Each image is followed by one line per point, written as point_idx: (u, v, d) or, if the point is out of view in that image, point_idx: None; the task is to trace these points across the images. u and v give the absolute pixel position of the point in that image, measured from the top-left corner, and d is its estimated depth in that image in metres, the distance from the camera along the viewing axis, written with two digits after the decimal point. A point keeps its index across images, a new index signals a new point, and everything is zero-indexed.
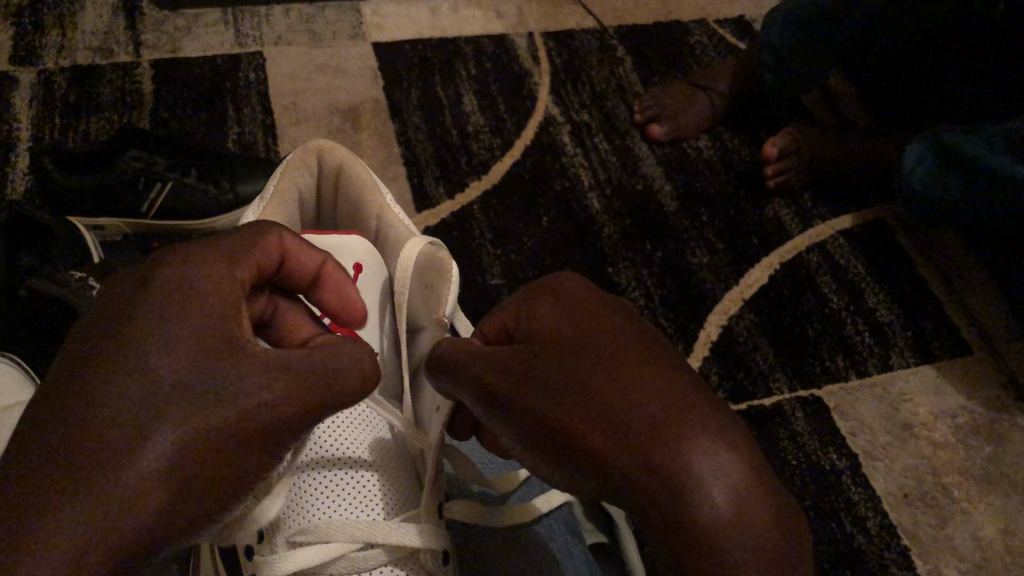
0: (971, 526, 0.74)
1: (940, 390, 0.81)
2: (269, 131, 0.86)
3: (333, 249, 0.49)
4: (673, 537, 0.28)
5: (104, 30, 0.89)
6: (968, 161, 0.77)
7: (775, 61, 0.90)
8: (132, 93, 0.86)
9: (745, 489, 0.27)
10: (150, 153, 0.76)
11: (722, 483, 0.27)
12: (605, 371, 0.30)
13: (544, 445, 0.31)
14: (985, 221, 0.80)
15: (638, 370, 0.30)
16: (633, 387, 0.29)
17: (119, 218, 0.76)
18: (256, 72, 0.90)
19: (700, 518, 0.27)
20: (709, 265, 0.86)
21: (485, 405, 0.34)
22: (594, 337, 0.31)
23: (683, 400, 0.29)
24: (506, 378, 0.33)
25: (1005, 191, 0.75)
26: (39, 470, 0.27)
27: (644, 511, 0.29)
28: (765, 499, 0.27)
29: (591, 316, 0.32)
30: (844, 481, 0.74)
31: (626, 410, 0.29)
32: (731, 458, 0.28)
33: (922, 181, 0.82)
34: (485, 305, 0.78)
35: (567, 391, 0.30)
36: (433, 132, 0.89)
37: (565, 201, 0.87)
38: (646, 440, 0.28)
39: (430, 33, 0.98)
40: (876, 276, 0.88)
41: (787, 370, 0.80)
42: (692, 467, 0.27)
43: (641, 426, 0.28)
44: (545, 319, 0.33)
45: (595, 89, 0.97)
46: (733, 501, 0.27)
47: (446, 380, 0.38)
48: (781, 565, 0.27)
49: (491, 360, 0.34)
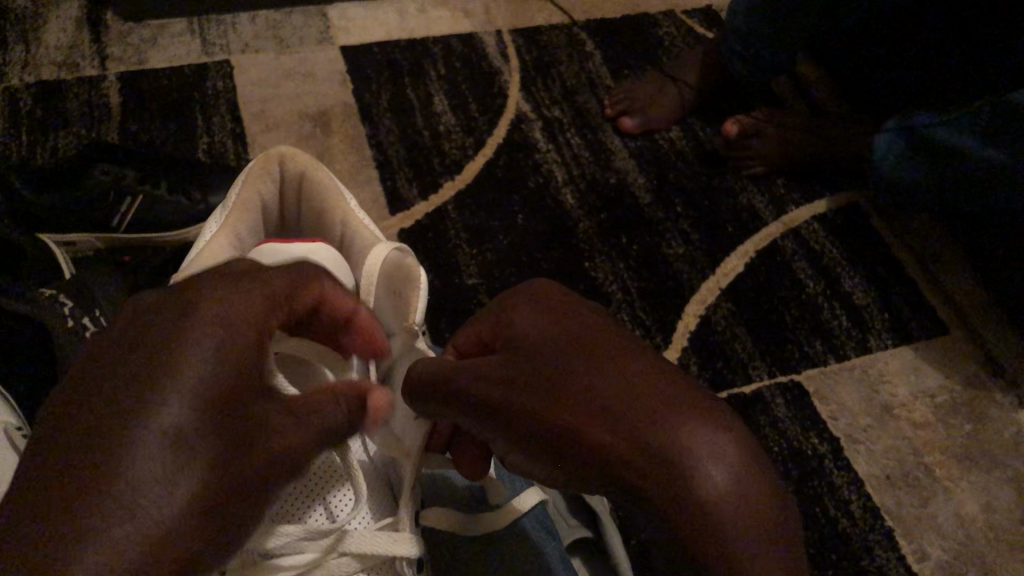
0: (953, 504, 0.74)
1: (919, 371, 0.81)
2: (239, 139, 0.85)
3: (296, 258, 0.48)
4: (672, 522, 0.25)
5: (69, 44, 0.89)
6: (937, 146, 0.77)
7: (742, 49, 0.90)
8: (100, 106, 0.85)
9: (743, 470, 0.25)
10: (119, 166, 0.75)
11: (716, 459, 0.25)
12: (587, 361, 0.28)
13: (528, 446, 0.29)
14: (956, 206, 0.81)
15: (621, 360, 0.28)
16: (617, 372, 0.27)
17: (92, 232, 0.73)
18: (223, 80, 0.89)
19: (697, 495, 0.24)
20: (685, 256, 0.86)
21: (468, 411, 0.32)
22: (576, 334, 0.29)
23: (668, 383, 0.27)
24: (489, 379, 0.31)
25: (975, 174, 0.75)
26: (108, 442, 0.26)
27: (639, 502, 0.26)
28: (763, 482, 0.25)
29: (574, 317, 0.31)
30: (826, 465, 0.75)
31: (611, 391, 0.27)
32: (725, 438, 0.25)
33: (897, 167, 0.82)
34: (463, 306, 0.78)
35: (549, 380, 0.28)
36: (404, 134, 0.89)
37: (540, 197, 0.87)
38: (634, 417, 0.26)
39: (398, 35, 0.98)
40: (852, 260, 0.88)
41: (766, 357, 0.80)
42: (680, 439, 0.25)
43: (627, 404, 0.26)
44: (524, 324, 0.32)
45: (566, 84, 0.97)
46: (732, 482, 0.24)
47: (424, 396, 0.35)
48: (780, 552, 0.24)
49: (469, 369, 0.32)
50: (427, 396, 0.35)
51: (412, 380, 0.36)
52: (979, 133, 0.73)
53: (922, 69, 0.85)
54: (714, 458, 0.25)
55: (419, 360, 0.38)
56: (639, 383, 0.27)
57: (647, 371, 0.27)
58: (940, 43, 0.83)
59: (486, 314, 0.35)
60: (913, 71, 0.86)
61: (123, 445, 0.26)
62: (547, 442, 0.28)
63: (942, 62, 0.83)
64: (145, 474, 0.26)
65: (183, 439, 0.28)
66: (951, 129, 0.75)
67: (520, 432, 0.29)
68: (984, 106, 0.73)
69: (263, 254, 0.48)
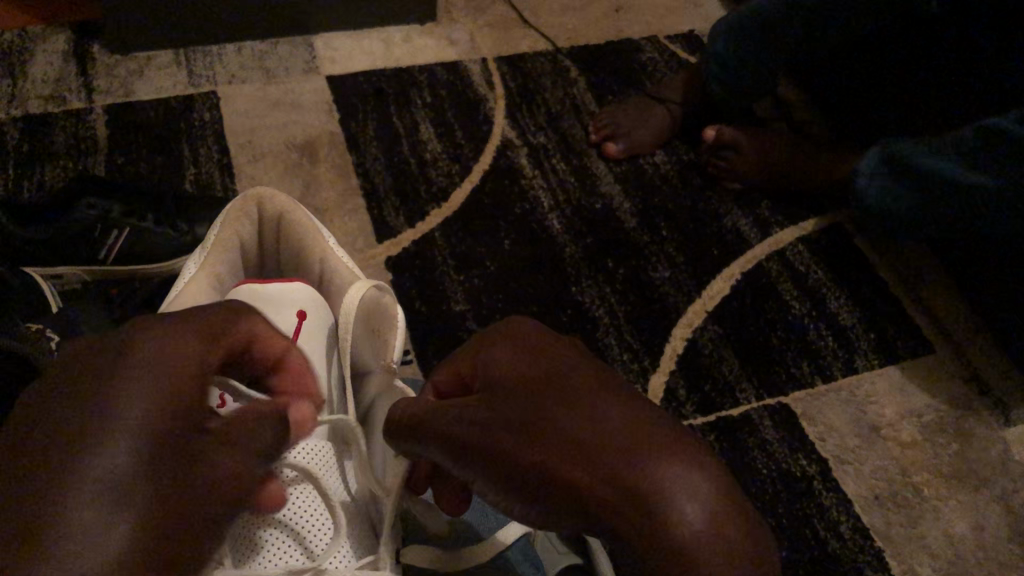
0: (942, 524, 0.74)
1: (905, 391, 0.82)
2: (226, 169, 0.86)
3: (274, 299, 0.49)
4: (645, 554, 0.25)
5: (55, 77, 0.89)
6: (917, 171, 0.78)
7: (724, 74, 0.91)
8: (86, 139, 0.86)
9: (717, 506, 0.25)
10: (105, 198, 0.75)
11: (683, 492, 0.25)
12: (559, 402, 0.28)
13: (503, 488, 0.29)
14: (938, 231, 0.81)
15: (590, 397, 0.28)
16: (587, 408, 0.28)
17: (78, 266, 0.75)
18: (210, 112, 0.90)
19: (668, 528, 0.25)
20: (672, 279, 0.86)
21: (446, 453, 0.32)
22: (545, 376, 0.30)
23: (636, 417, 0.27)
24: (465, 422, 0.31)
25: (955, 197, 0.76)
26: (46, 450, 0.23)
27: (613, 538, 0.26)
28: (733, 510, 0.26)
29: (542, 356, 0.31)
30: (815, 486, 0.75)
31: (582, 429, 0.27)
32: (693, 469, 0.26)
33: (878, 195, 0.83)
34: (450, 332, 0.79)
35: (525, 423, 0.28)
36: (391, 162, 0.90)
37: (526, 223, 0.88)
38: (604, 451, 0.26)
39: (384, 63, 0.99)
40: (837, 281, 0.89)
41: (753, 379, 0.80)
42: (647, 473, 0.25)
43: (596, 441, 0.26)
44: (496, 365, 0.32)
45: (551, 110, 0.98)
46: (708, 518, 0.25)
47: (403, 439, 0.36)
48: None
49: (448, 411, 0.33)
50: (407, 435, 0.35)
51: (392, 422, 0.37)
52: (961, 158, 0.74)
53: (901, 91, 0.86)
54: (682, 492, 0.25)
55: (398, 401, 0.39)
56: (608, 420, 0.27)
57: (616, 405, 0.28)
58: (921, 65, 0.84)
59: (465, 351, 0.35)
60: (895, 93, 0.87)
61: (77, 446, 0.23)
62: (520, 483, 0.28)
63: (922, 83, 0.84)
64: (107, 474, 0.23)
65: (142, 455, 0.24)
66: (933, 156, 0.76)
67: (492, 473, 0.29)
68: (968, 131, 0.74)
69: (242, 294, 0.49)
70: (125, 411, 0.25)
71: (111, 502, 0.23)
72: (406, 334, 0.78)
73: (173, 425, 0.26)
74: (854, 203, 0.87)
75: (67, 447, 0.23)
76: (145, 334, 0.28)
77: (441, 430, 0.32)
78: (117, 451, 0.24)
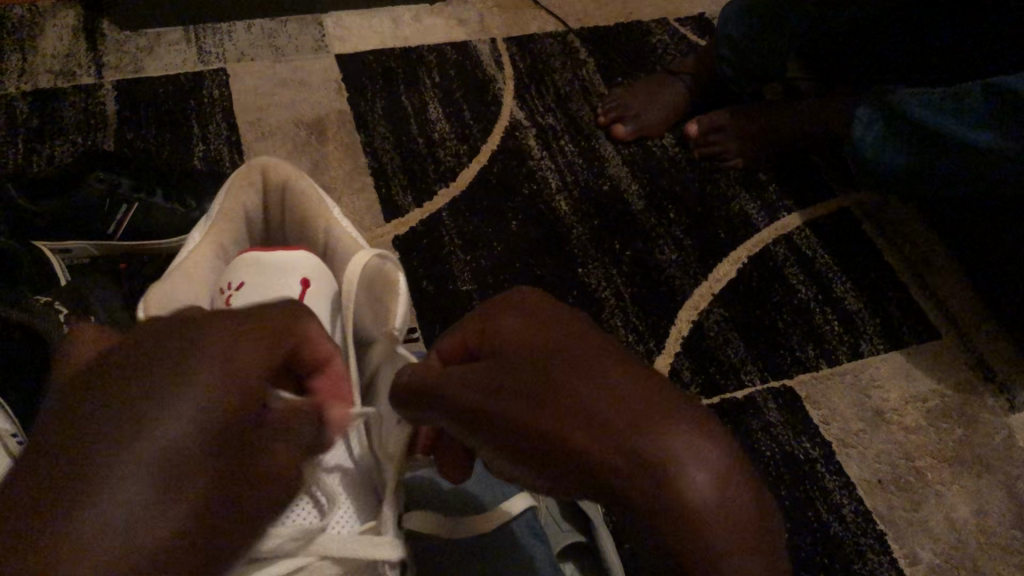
0: (945, 507, 0.75)
1: (910, 376, 0.82)
2: (235, 147, 0.86)
3: (279, 267, 0.49)
4: (653, 525, 0.26)
5: (65, 52, 0.89)
6: (916, 125, 0.77)
7: (734, 54, 0.91)
8: (96, 114, 0.86)
9: (722, 476, 0.26)
10: (113, 174, 0.76)
11: (699, 467, 0.26)
12: (580, 369, 0.28)
13: (515, 453, 0.29)
14: (937, 188, 0.80)
15: (606, 367, 0.28)
16: (604, 380, 0.28)
17: (85, 240, 0.75)
18: (219, 89, 0.90)
19: (682, 501, 0.25)
20: (678, 262, 0.86)
21: (453, 417, 0.32)
22: (563, 341, 0.30)
23: (654, 388, 0.27)
24: (476, 387, 0.31)
25: (956, 151, 0.75)
26: (93, 423, 0.24)
27: (623, 509, 0.27)
28: (744, 484, 0.26)
29: (556, 322, 0.31)
30: (819, 469, 0.75)
31: (599, 397, 0.27)
32: (709, 443, 0.26)
33: (881, 164, 0.83)
34: (456, 312, 0.79)
35: (540, 390, 0.28)
36: (399, 141, 0.90)
37: (534, 203, 0.88)
38: (623, 421, 0.26)
39: (394, 43, 0.98)
40: (843, 265, 0.89)
41: (758, 362, 0.81)
42: (664, 448, 0.26)
43: (615, 412, 0.27)
44: (509, 329, 0.32)
45: (560, 91, 0.98)
46: (718, 491, 0.26)
47: (409, 405, 0.36)
48: (758, 552, 0.26)
49: (452, 376, 0.33)
50: (415, 399, 0.36)
51: (397, 385, 0.37)
52: (958, 114, 0.73)
53: (913, 76, 0.86)
54: (699, 467, 0.26)
55: (402, 365, 0.39)
56: (628, 390, 0.27)
57: (630, 377, 0.28)
58: (933, 52, 0.83)
59: (470, 317, 0.36)
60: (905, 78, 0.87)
61: (138, 425, 0.24)
62: (534, 447, 0.28)
63: (933, 70, 0.84)
64: (155, 462, 0.24)
65: (190, 452, 0.25)
66: (931, 109, 0.75)
67: (509, 440, 0.29)
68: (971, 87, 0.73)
69: (246, 262, 0.49)
70: (180, 423, 0.25)
71: (133, 485, 0.23)
72: (413, 313, 0.78)
73: (222, 431, 0.26)
74: (855, 169, 0.87)
75: (126, 426, 0.24)
76: (208, 331, 0.28)
77: (450, 394, 0.32)
78: (158, 434, 0.24)
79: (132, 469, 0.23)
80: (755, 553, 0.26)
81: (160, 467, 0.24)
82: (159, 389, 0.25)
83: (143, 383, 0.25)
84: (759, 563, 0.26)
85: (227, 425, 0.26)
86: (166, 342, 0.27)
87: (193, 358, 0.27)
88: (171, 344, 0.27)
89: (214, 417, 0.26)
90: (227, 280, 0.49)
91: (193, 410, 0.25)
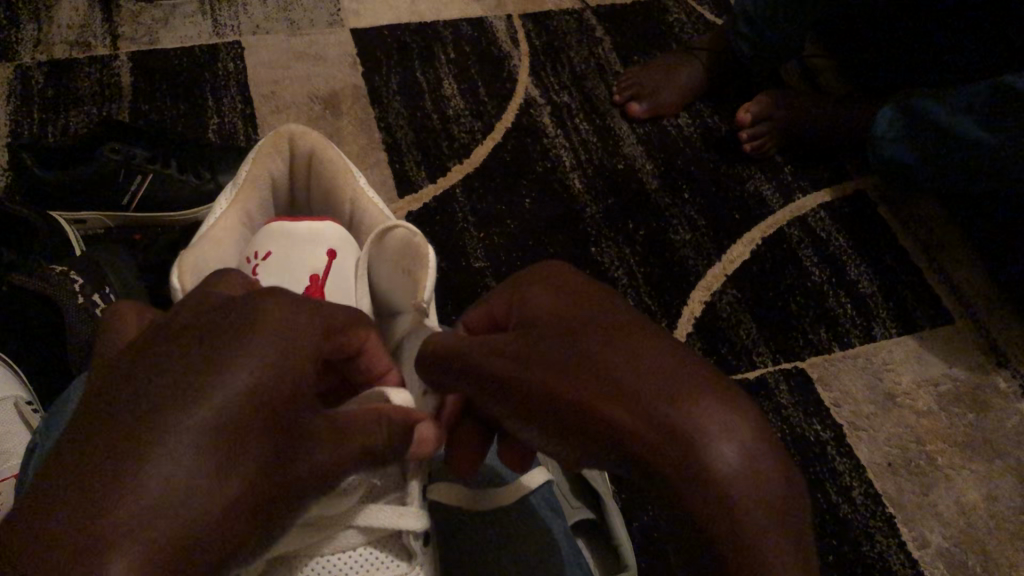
0: (955, 491, 0.75)
1: (922, 359, 0.82)
2: (249, 121, 0.86)
3: (306, 238, 0.51)
4: (685, 493, 0.27)
5: (80, 23, 0.89)
6: (934, 128, 0.78)
7: (752, 33, 0.90)
8: (110, 85, 0.86)
9: (757, 452, 0.27)
10: (129, 144, 0.75)
11: (727, 437, 0.27)
12: (606, 342, 0.30)
13: (549, 423, 0.31)
14: (949, 180, 0.81)
15: (635, 341, 0.30)
16: (634, 356, 0.29)
17: (101, 211, 0.76)
18: (234, 62, 0.89)
19: (711, 468, 0.27)
20: (692, 242, 0.86)
21: (484, 389, 0.34)
22: (588, 315, 0.32)
23: (681, 361, 0.29)
24: (507, 360, 0.33)
25: (970, 151, 0.76)
26: (142, 390, 0.27)
27: (655, 477, 0.28)
28: (772, 452, 0.28)
29: (584, 295, 0.33)
30: (828, 451, 0.75)
31: (628, 371, 0.29)
32: (736, 413, 0.28)
33: (894, 146, 0.83)
34: (469, 290, 0.79)
35: (567, 361, 0.31)
36: (413, 117, 0.89)
37: (547, 181, 0.88)
38: (654, 393, 0.28)
39: (409, 18, 0.98)
40: (858, 248, 0.88)
41: (771, 344, 0.80)
42: (695, 417, 0.27)
43: (645, 386, 0.28)
44: (539, 301, 0.34)
45: (575, 69, 0.97)
46: (744, 459, 0.27)
47: (436, 375, 0.38)
48: (788, 515, 0.27)
49: (488, 345, 0.35)
50: (440, 366, 0.38)
51: (422, 355, 0.39)
52: (970, 115, 0.74)
53: (936, 64, 0.85)
54: (725, 436, 0.27)
55: (430, 334, 0.40)
56: (661, 365, 0.29)
57: (658, 350, 0.30)
58: (952, 38, 0.83)
59: (500, 289, 0.38)
60: (927, 66, 0.86)
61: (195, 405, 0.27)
62: (566, 416, 0.30)
63: (953, 57, 0.83)
64: (196, 453, 0.26)
65: (226, 439, 0.28)
66: (948, 110, 0.76)
67: (542, 411, 0.31)
68: (983, 88, 0.73)
69: (273, 232, 0.51)
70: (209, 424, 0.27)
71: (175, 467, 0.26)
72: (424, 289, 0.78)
73: (255, 424, 0.29)
74: (870, 152, 0.86)
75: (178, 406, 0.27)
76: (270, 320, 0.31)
77: (480, 365, 0.34)
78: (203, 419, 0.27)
79: (169, 459, 0.26)
80: (785, 517, 0.27)
81: (190, 463, 0.26)
82: (193, 389, 0.27)
83: (185, 375, 0.27)
84: (789, 526, 0.27)
85: (238, 437, 0.28)
86: (212, 330, 0.29)
87: (233, 351, 0.29)
88: (216, 335, 0.29)
89: (237, 418, 0.28)
90: (254, 250, 0.51)
91: (230, 404, 0.28)
